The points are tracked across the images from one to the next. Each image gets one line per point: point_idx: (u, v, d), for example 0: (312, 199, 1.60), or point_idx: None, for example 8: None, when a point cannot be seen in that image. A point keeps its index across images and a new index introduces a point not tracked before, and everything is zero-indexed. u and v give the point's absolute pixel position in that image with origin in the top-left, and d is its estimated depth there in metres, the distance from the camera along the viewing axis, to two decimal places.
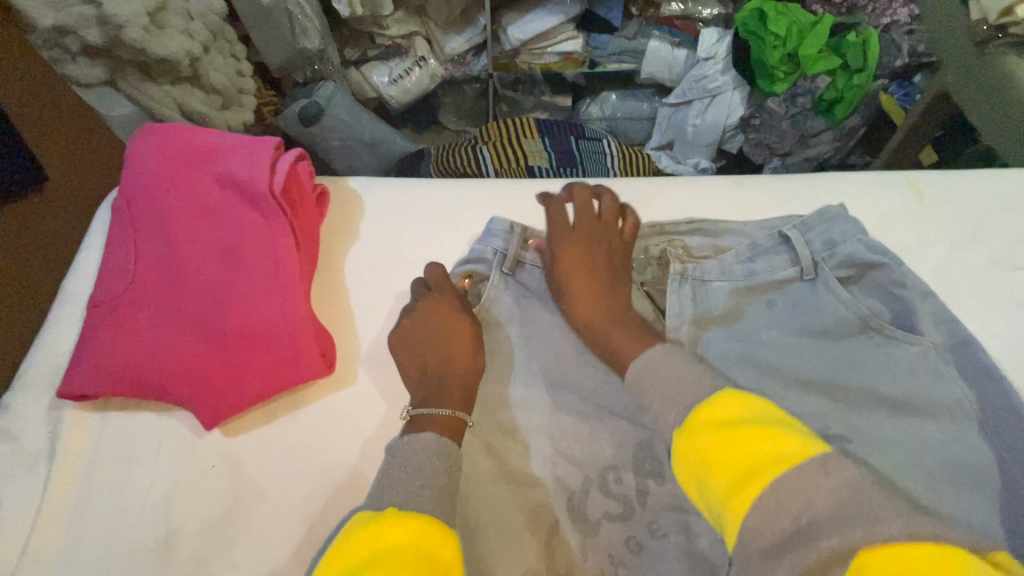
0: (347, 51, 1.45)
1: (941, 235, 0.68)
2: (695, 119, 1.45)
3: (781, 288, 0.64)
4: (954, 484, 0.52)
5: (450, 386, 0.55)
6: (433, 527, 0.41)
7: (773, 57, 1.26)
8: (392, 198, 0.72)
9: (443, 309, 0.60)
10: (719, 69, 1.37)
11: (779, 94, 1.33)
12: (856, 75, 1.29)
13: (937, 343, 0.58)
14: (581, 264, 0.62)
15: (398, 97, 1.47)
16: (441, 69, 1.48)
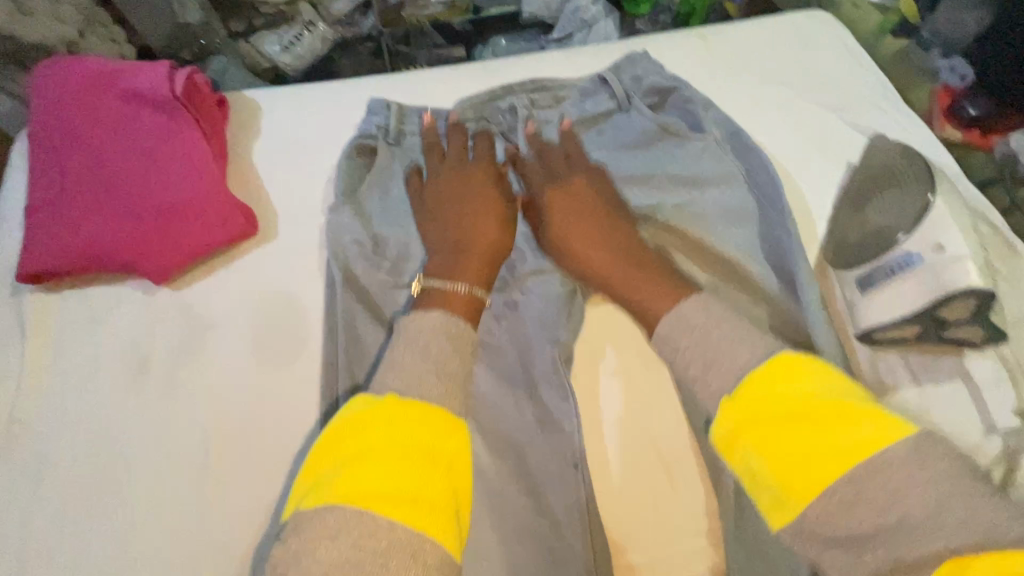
0: (232, 23, 1.49)
1: (724, 68, 0.89)
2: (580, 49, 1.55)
3: (606, 118, 0.82)
4: (727, 221, 0.73)
5: (463, 260, 0.62)
6: (435, 416, 0.45)
7: None
8: (284, 99, 0.85)
9: (481, 188, 0.69)
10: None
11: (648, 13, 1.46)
12: None
13: (718, 137, 0.79)
14: (581, 212, 0.68)
15: (292, 63, 1.50)
16: (330, 31, 1.53)
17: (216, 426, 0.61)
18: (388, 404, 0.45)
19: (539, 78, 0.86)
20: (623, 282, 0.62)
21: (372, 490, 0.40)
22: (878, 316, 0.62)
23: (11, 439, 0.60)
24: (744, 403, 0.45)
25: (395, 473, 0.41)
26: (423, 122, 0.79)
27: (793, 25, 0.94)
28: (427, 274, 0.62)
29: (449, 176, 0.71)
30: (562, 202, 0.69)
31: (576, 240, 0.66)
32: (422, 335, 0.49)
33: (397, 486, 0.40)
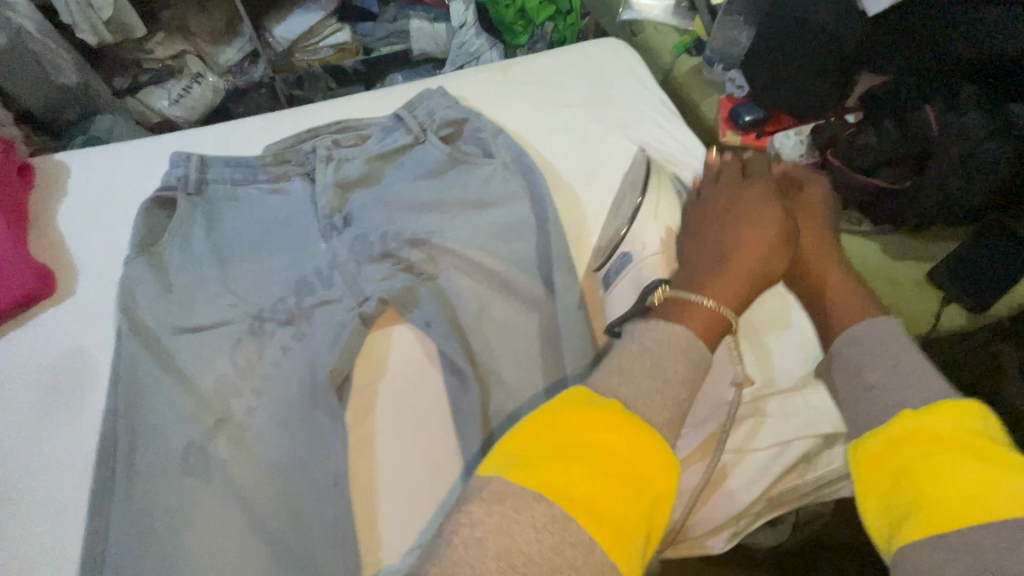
0: (115, 82, 1.43)
1: (521, 96, 0.97)
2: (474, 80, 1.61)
3: (405, 152, 0.88)
4: (507, 237, 0.79)
5: (726, 275, 0.57)
6: (659, 451, 0.42)
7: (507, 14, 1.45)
8: (95, 157, 0.87)
9: (756, 207, 0.63)
10: (472, 34, 1.58)
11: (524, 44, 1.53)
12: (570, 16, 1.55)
13: (505, 160, 0.86)
14: (747, 219, 0.62)
15: (186, 116, 1.48)
16: (221, 82, 1.52)
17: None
18: (610, 410, 0.43)
19: (345, 120, 0.92)
20: (819, 253, 0.66)
21: (588, 502, 0.38)
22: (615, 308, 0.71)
23: None
24: (923, 426, 0.45)
25: (589, 493, 0.38)
26: (226, 170, 0.84)
27: (588, 52, 1.04)
28: (666, 290, 0.57)
29: (726, 185, 0.69)
30: (710, 216, 0.66)
31: (750, 246, 0.59)
32: (660, 343, 0.48)
33: (599, 507, 0.38)
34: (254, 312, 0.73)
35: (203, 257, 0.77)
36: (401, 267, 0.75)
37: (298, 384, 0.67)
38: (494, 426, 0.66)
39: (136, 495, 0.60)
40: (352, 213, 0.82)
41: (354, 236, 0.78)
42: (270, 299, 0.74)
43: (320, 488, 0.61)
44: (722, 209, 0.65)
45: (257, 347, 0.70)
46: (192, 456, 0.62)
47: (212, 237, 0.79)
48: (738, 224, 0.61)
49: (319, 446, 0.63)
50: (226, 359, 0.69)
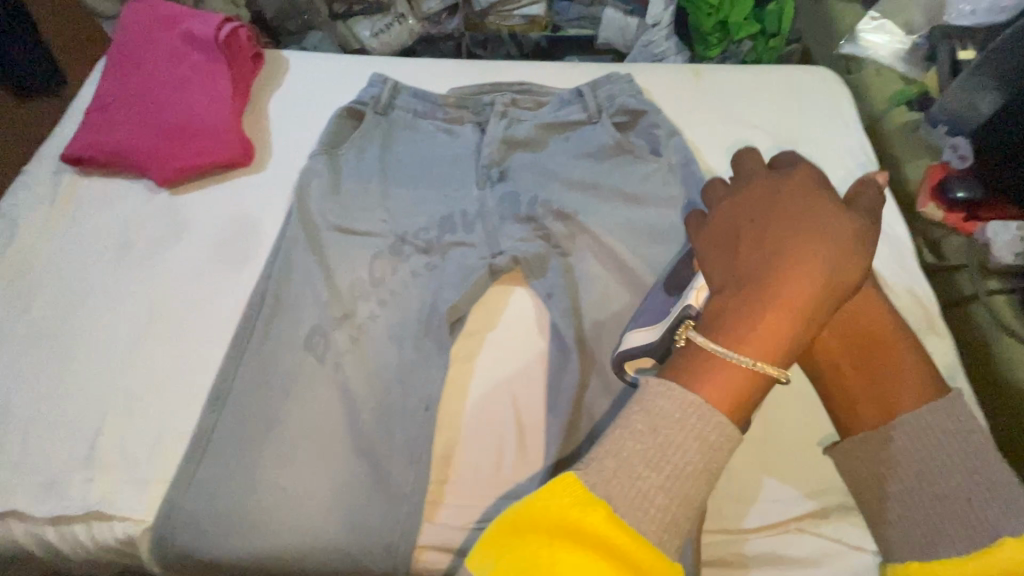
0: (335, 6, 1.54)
1: (706, 104, 0.93)
2: None
3: (575, 128, 0.88)
4: (652, 237, 0.76)
5: (767, 315, 0.42)
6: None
7: (706, 24, 1.40)
8: (309, 61, 0.98)
9: (785, 188, 0.49)
10: (663, 34, 1.47)
11: (714, 58, 1.45)
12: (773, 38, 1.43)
13: (670, 163, 0.84)
14: (762, 202, 0.49)
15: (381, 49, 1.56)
16: (416, 26, 1.55)
17: (162, 304, 0.73)
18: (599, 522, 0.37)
19: (529, 83, 0.94)
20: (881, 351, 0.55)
21: None
22: (634, 339, 0.61)
23: (16, 275, 0.74)
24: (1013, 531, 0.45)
25: None
26: (412, 101, 0.90)
27: (793, 77, 0.97)
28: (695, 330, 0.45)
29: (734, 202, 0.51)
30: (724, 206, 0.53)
31: (797, 274, 0.43)
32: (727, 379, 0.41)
33: None
34: (399, 231, 0.78)
35: (373, 171, 0.84)
36: (540, 234, 0.76)
37: (418, 308, 0.72)
38: (584, 413, 0.65)
39: (262, 353, 0.67)
40: (510, 170, 0.84)
41: (506, 192, 0.80)
42: (415, 225, 0.79)
43: (410, 408, 0.65)
44: (765, 214, 0.48)
45: (392, 263, 0.76)
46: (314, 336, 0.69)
47: (385, 157, 0.86)
48: (801, 242, 0.44)
49: (419, 367, 0.67)
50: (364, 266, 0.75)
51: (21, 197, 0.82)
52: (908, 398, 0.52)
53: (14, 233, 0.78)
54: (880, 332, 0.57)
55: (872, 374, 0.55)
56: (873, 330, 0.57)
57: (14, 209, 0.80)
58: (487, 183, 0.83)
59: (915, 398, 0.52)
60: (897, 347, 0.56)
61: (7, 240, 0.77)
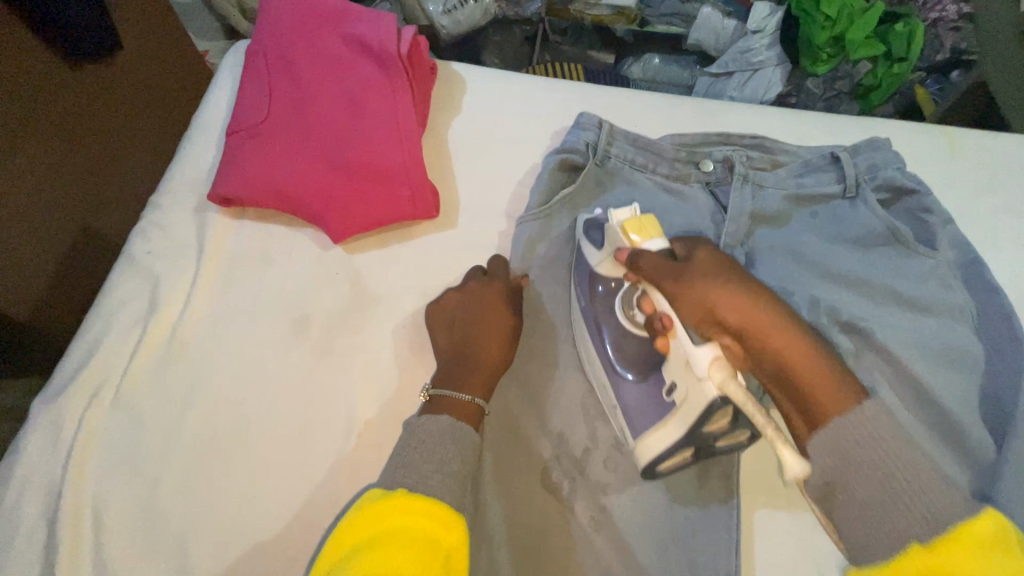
0: None
1: (968, 180, 0.78)
2: (732, 92, 1.55)
3: (824, 202, 0.73)
4: (944, 362, 0.63)
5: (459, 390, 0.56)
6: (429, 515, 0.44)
7: (819, 37, 1.40)
8: (490, 82, 0.81)
9: (719, 299, 0.49)
10: (764, 43, 1.50)
11: (819, 74, 1.48)
12: (896, 64, 1.44)
13: (949, 260, 0.69)
14: (727, 312, 0.49)
15: (449, 28, 1.52)
16: (494, 6, 1.55)
17: (362, 410, 0.59)
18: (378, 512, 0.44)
19: (760, 136, 0.78)
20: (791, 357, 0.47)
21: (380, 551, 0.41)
22: (653, 445, 0.52)
23: (167, 357, 0.59)
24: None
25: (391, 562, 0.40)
26: (630, 149, 0.73)
27: None
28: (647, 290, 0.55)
29: (670, 285, 0.52)
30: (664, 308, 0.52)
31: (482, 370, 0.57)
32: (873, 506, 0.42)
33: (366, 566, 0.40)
34: None
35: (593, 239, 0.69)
36: None
37: None
38: None
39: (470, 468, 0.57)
40: (757, 253, 0.70)
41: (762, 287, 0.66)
42: None
43: None
44: (674, 290, 0.51)
45: None
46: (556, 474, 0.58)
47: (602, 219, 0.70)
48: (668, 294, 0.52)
49: (696, 543, 0.56)
50: (610, 374, 0.58)
51: (156, 242, 0.65)
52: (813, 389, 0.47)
53: (156, 295, 0.61)
54: (789, 372, 0.48)
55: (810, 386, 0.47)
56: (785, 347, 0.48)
57: (151, 259, 0.64)
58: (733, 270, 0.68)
59: (831, 399, 0.46)
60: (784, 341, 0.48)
61: (148, 303, 0.61)
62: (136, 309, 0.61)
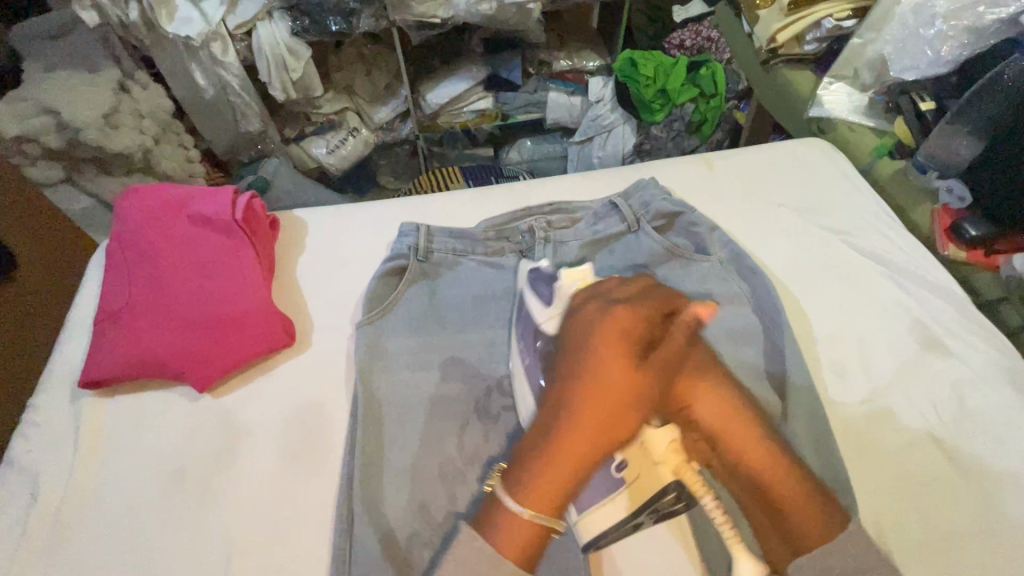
0: (286, 131, 1.98)
1: (730, 192, 0.96)
2: (598, 151, 2.05)
3: (617, 239, 0.89)
4: (732, 344, 0.76)
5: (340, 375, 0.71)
6: None
7: (647, 93, 1.86)
8: (328, 217, 0.95)
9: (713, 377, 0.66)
10: (608, 109, 2.00)
11: (659, 121, 1.93)
12: (712, 99, 1.88)
13: (721, 259, 0.85)
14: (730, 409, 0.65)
15: (337, 163, 2.01)
16: (372, 135, 2.04)
17: (240, 535, 0.64)
18: None
19: (558, 201, 0.94)
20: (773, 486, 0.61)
21: None
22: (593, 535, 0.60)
23: (52, 542, 0.64)
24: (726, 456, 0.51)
25: None
26: (449, 241, 0.88)
27: (792, 150, 1.02)
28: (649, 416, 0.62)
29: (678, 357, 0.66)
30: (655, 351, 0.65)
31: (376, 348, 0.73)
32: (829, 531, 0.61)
33: None
34: (471, 384, 0.74)
35: (433, 319, 0.81)
36: None
37: None
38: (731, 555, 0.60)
39: (334, 557, 0.62)
40: None
41: (575, 323, 0.78)
42: (482, 374, 0.75)
43: None
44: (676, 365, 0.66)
45: (484, 429, 0.71)
46: (417, 552, 0.62)
47: (432, 299, 0.83)
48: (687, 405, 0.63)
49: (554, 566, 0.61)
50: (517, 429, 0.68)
51: (34, 440, 0.71)
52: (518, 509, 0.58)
53: (38, 487, 0.67)
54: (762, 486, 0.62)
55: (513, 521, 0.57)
56: (549, 506, 0.58)
57: (30, 455, 0.70)
58: (551, 315, 0.81)
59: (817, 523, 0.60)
60: (592, 441, 0.59)
61: (30, 497, 0.67)
62: (20, 504, 0.66)
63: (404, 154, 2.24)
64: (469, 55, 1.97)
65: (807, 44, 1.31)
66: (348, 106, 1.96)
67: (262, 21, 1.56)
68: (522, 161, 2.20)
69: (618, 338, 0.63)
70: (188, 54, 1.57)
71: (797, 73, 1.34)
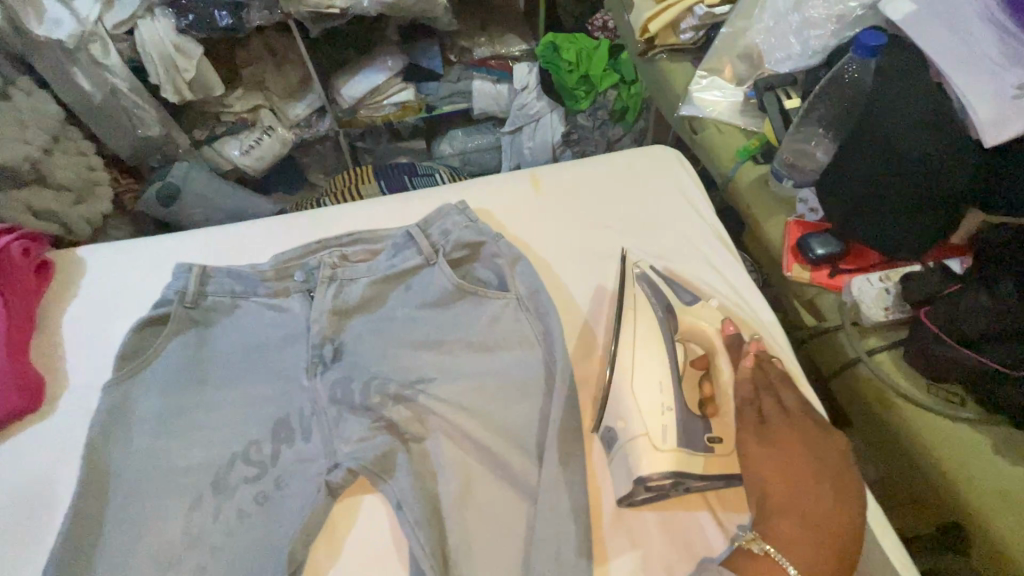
0: (196, 132, 1.78)
1: (553, 212, 0.88)
2: (528, 142, 1.95)
3: (414, 275, 0.80)
4: (507, 397, 0.69)
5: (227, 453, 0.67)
6: None
7: (569, 80, 1.73)
8: (109, 257, 0.87)
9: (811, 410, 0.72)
10: (533, 97, 1.89)
11: (584, 110, 1.80)
12: (632, 86, 1.76)
13: (519, 295, 0.76)
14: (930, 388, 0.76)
15: (252, 165, 1.84)
16: (289, 133, 1.87)
17: None
18: None
19: (360, 230, 0.86)
20: None
21: None
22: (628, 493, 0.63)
23: None
24: None
25: None
26: (227, 282, 0.79)
27: (631, 161, 0.93)
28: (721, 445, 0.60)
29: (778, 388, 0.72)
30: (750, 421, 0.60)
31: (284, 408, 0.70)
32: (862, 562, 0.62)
33: None
34: (217, 451, 0.67)
35: (195, 373, 0.73)
36: (386, 424, 0.67)
37: (258, 543, 0.61)
38: None
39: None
40: (345, 345, 0.75)
41: (340, 378, 0.71)
42: (228, 439, 0.68)
43: None
44: None
45: (215, 507, 0.64)
46: None
47: (196, 350, 0.75)
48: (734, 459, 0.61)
49: None
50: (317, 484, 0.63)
51: None
52: (792, 567, 0.52)
53: None
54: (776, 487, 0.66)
55: (761, 564, 0.53)
56: (828, 566, 0.52)
57: None
58: (321, 367, 0.73)
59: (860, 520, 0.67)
60: (825, 515, 0.53)
61: None
62: None
63: (330, 150, 2.06)
64: (384, 45, 1.80)
65: (682, 33, 1.20)
66: (261, 102, 1.79)
67: (143, 20, 1.37)
68: (455, 154, 2.07)
69: (804, 417, 0.59)
70: (67, 55, 1.32)
71: (672, 66, 1.23)
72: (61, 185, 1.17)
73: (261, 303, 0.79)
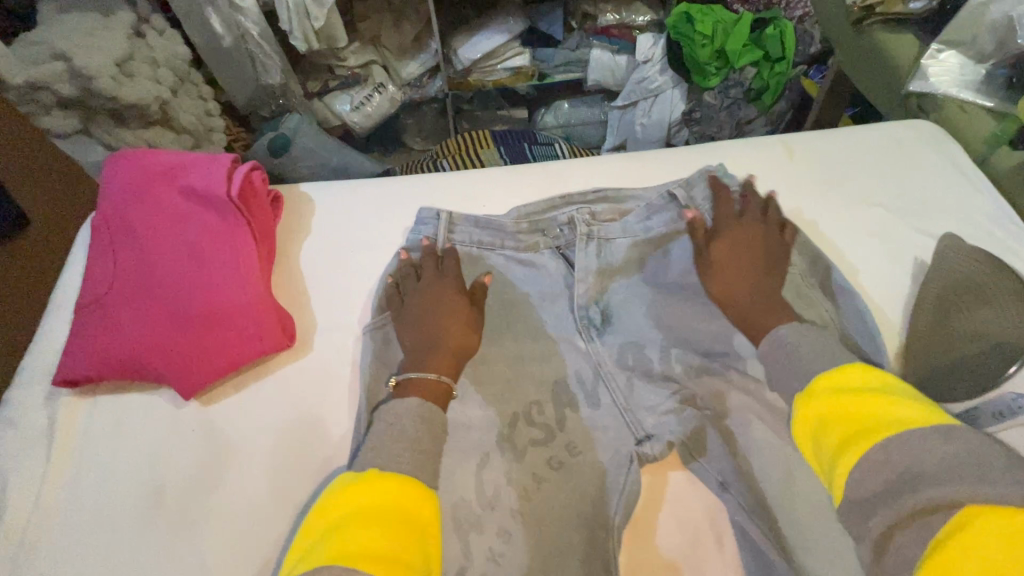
0: (309, 84, 1.58)
1: (814, 183, 0.80)
2: (641, 119, 1.60)
3: (674, 239, 0.71)
4: None
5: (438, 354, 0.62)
6: (416, 489, 0.48)
7: (704, 55, 1.40)
8: (336, 197, 0.83)
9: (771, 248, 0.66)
10: (656, 70, 1.52)
11: (713, 87, 1.47)
12: (778, 64, 1.44)
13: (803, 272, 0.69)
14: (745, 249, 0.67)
15: (362, 122, 1.63)
16: (399, 93, 1.62)
17: (218, 568, 0.57)
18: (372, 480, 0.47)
19: (603, 188, 0.79)
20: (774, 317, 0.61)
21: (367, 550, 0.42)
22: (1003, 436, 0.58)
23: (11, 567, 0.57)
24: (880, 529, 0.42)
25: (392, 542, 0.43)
26: (474, 231, 0.74)
27: (890, 136, 0.84)
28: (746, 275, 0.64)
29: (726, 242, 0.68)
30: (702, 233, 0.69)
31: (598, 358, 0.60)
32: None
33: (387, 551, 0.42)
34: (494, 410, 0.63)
35: None
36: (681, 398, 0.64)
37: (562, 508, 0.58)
38: None
39: None
40: (613, 307, 0.70)
41: (618, 346, 0.68)
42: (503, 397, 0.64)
43: None
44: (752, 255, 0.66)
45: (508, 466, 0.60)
46: None
47: None
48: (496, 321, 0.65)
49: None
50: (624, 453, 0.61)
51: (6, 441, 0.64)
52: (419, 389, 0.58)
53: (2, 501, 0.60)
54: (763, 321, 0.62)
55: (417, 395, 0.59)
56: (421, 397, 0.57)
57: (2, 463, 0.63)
58: (590, 331, 0.68)
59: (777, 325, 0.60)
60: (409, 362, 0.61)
61: None
62: None
63: (432, 113, 1.80)
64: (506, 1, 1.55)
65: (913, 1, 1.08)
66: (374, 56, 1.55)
67: None
68: (556, 127, 1.75)
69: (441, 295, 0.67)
70: None
71: (892, 37, 1.12)
72: (184, 127, 1.14)
73: (511, 258, 0.73)
